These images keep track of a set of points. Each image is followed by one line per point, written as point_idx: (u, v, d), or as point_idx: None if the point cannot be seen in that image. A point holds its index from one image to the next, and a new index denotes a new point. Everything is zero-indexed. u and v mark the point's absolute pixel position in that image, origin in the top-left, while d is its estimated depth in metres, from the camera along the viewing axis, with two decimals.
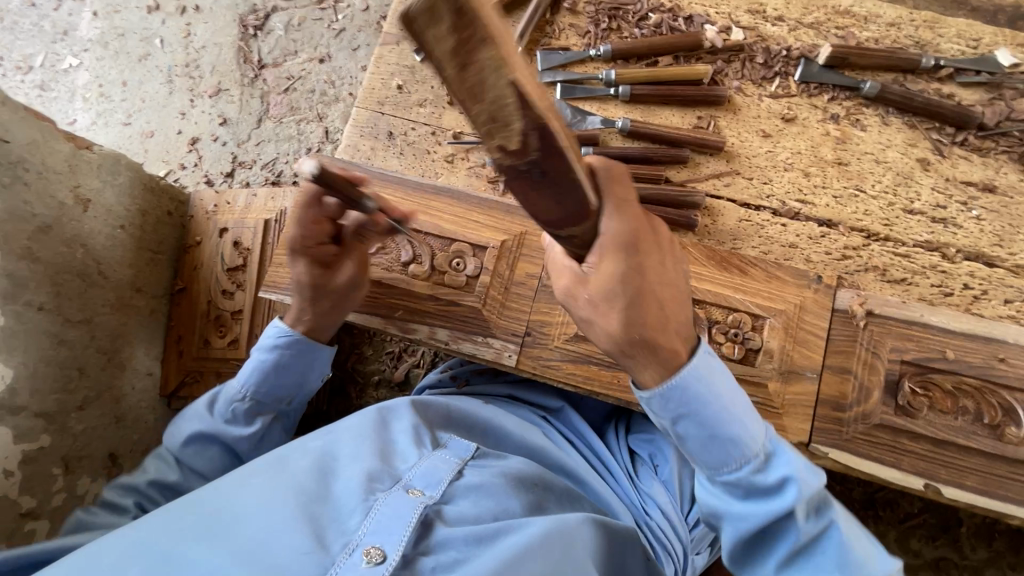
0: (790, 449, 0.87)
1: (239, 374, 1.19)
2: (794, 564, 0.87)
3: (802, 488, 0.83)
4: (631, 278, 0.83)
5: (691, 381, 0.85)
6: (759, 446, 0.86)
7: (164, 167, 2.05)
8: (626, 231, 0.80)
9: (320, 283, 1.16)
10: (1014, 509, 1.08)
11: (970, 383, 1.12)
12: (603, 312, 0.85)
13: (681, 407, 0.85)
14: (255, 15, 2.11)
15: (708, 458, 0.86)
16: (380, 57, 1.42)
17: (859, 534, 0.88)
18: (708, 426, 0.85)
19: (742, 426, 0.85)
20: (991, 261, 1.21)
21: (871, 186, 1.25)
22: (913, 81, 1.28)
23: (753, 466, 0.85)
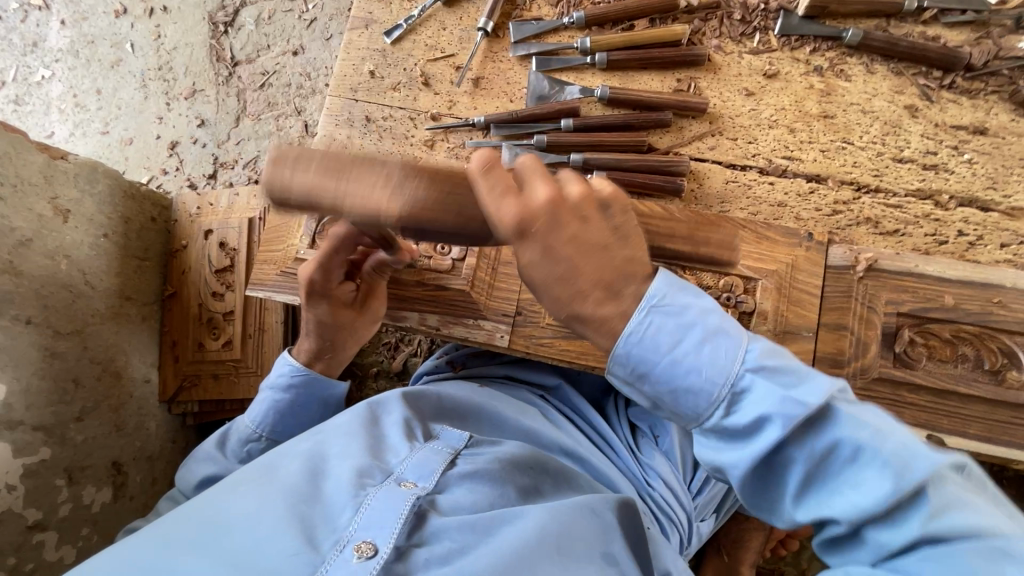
0: (771, 369, 0.70)
1: (250, 413, 1.17)
2: (811, 495, 0.70)
3: (782, 422, 0.68)
4: (553, 219, 0.72)
5: (642, 333, 0.74)
6: (723, 386, 0.72)
7: (146, 174, 2.03)
8: (513, 173, 0.72)
9: (341, 321, 1.19)
10: (1018, 453, 1.07)
11: (969, 330, 1.10)
12: (536, 258, 0.73)
13: (635, 367, 0.75)
14: (224, 11, 2.07)
15: (684, 409, 0.74)
16: (349, 42, 1.39)
17: (889, 433, 0.67)
18: (666, 380, 0.74)
19: (705, 368, 0.72)
20: (986, 205, 1.19)
21: (858, 137, 1.22)
22: (898, 26, 1.24)
23: (722, 410, 0.72)
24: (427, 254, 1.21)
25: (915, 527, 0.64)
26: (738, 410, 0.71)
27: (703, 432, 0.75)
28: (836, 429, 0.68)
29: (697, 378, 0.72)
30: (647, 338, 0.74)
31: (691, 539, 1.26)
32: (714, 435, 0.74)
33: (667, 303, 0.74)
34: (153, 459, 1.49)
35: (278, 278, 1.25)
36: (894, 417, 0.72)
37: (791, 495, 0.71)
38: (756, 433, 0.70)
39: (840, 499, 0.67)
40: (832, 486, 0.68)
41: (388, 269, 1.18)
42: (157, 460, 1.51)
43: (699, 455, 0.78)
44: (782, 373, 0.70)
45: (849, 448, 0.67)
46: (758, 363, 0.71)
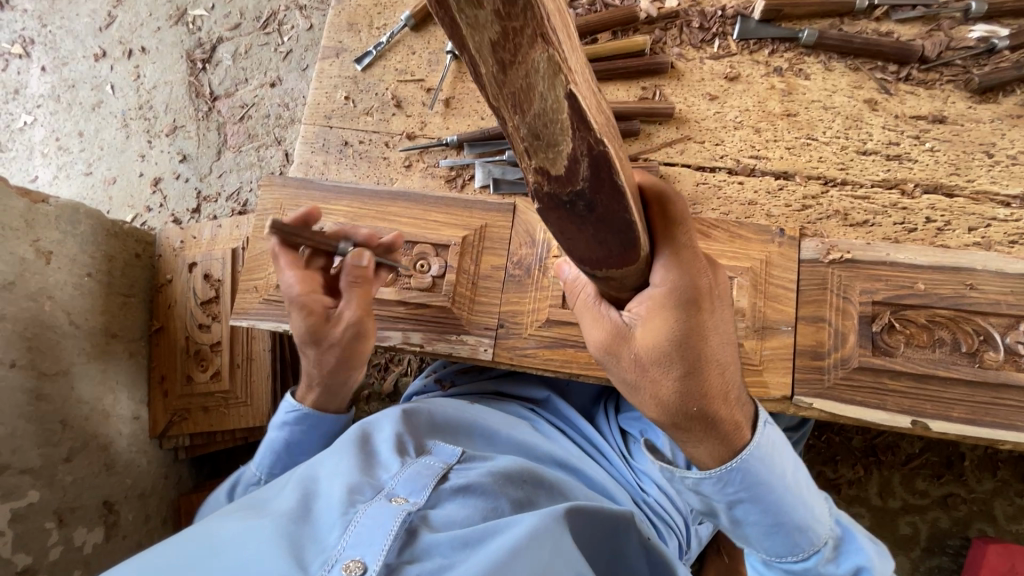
0: (859, 533, 0.84)
1: (256, 459, 1.17)
2: None
3: None
4: (688, 339, 0.75)
5: (756, 458, 0.79)
6: (826, 531, 0.82)
7: (131, 212, 2.05)
8: (681, 287, 0.75)
9: (317, 334, 1.12)
10: (1004, 434, 1.07)
11: (943, 314, 1.12)
12: (656, 376, 0.77)
13: (743, 491, 0.79)
14: (201, 48, 2.11)
15: (771, 547, 0.83)
16: (321, 71, 1.42)
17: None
18: (772, 514, 0.80)
19: (811, 511, 0.82)
20: (951, 191, 1.21)
21: (822, 133, 1.25)
22: (851, 23, 1.28)
23: (824, 555, 0.82)
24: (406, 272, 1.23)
25: None
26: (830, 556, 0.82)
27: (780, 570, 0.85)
28: None
29: (806, 516, 0.81)
30: (767, 466, 0.79)
31: (691, 543, 1.25)
32: (789, 572, 0.85)
33: (777, 436, 0.82)
34: (145, 496, 1.48)
35: (261, 306, 1.26)
36: None
37: None
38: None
39: None
40: None
41: (350, 269, 1.13)
42: (149, 497, 1.50)
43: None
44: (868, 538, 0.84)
45: None
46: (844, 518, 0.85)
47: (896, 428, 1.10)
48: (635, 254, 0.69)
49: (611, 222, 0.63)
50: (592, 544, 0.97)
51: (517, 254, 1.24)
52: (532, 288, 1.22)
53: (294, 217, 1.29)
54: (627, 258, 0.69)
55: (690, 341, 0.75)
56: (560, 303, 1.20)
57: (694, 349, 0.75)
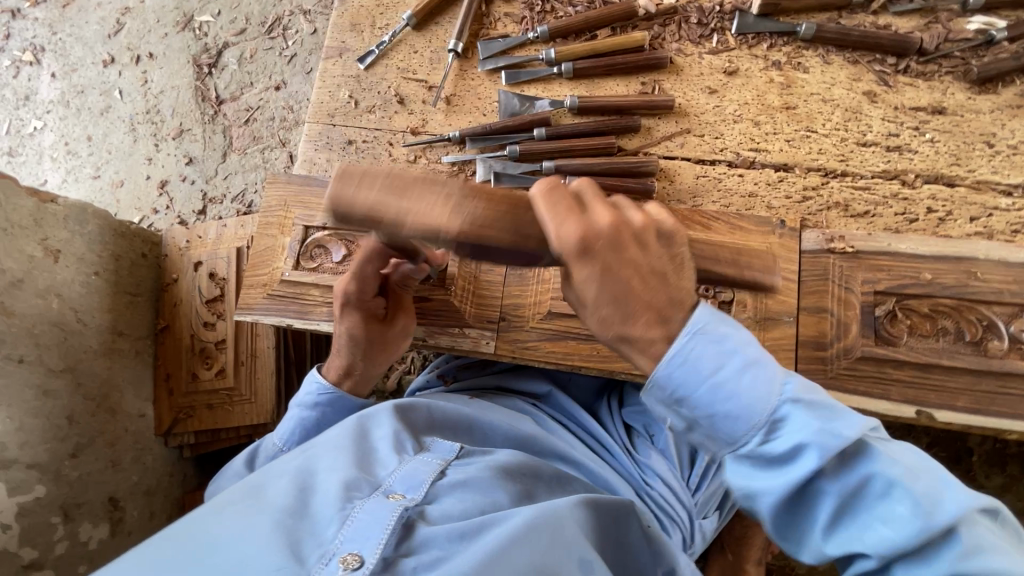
0: (808, 403, 0.73)
1: (278, 431, 1.21)
2: (840, 527, 0.73)
3: (823, 451, 0.70)
4: (613, 275, 0.76)
5: (683, 354, 0.76)
6: (762, 412, 0.73)
7: (138, 214, 2.07)
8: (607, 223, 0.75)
9: (372, 337, 1.20)
10: (1010, 423, 1.06)
11: (946, 303, 1.12)
12: (597, 307, 0.78)
13: (676, 390, 0.77)
14: (207, 53, 2.15)
15: (721, 435, 0.76)
16: (325, 71, 1.43)
17: (919, 474, 0.71)
18: (707, 404, 0.76)
19: (748, 392, 0.74)
20: (952, 181, 1.21)
21: (821, 125, 1.26)
22: (849, 17, 1.29)
23: (758, 438, 0.74)
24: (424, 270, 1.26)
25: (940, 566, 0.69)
26: (778, 436, 0.73)
27: (740, 459, 0.76)
28: (870, 464, 0.71)
29: (738, 399, 0.74)
30: (696, 362, 0.76)
31: (695, 538, 1.24)
32: (748, 460, 0.76)
33: (710, 327, 0.76)
34: (150, 494, 1.49)
35: (264, 301, 1.27)
36: (937, 465, 0.74)
37: (821, 527, 0.74)
38: (794, 458, 0.72)
39: (875, 533, 0.71)
40: (861, 520, 0.72)
41: (408, 279, 1.18)
42: (154, 495, 1.50)
43: (726, 482, 0.79)
44: (821, 408, 0.73)
45: (888, 486, 0.71)
46: (798, 395, 0.73)
47: (900, 418, 1.09)
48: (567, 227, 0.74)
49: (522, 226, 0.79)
50: (597, 538, 0.96)
51: None
52: (533, 281, 1.22)
53: (297, 213, 1.30)
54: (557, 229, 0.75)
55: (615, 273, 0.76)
56: (561, 296, 1.20)
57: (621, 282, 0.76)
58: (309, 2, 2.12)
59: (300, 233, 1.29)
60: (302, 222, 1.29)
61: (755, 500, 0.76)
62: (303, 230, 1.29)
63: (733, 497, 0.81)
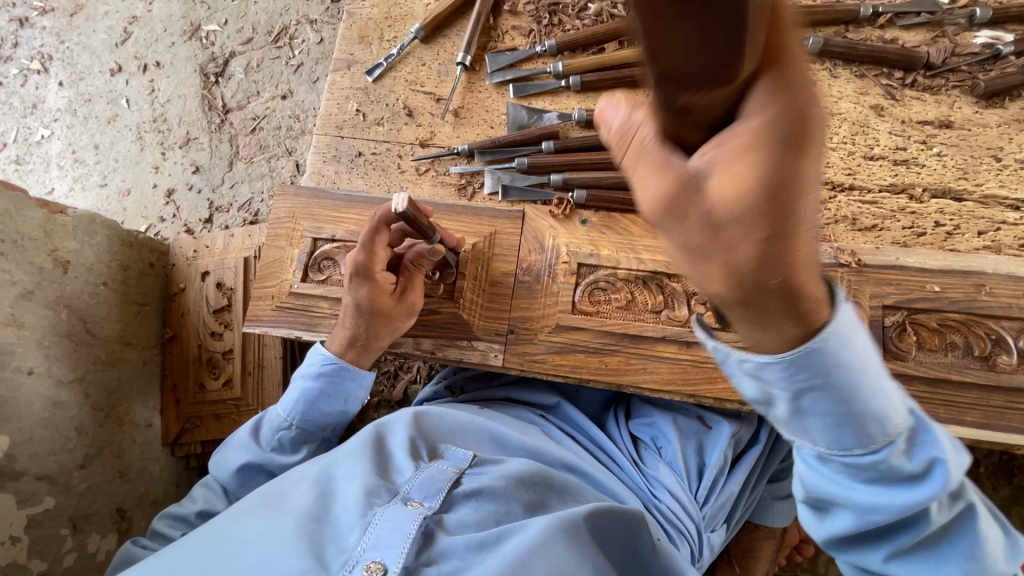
0: (941, 429, 0.69)
1: (282, 402, 1.22)
2: (913, 556, 0.77)
3: (949, 474, 0.67)
4: (786, 181, 0.45)
5: (829, 343, 0.58)
6: (899, 422, 0.65)
7: (144, 223, 2.08)
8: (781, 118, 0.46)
9: (380, 306, 1.16)
10: (1020, 438, 1.06)
11: (955, 318, 1.12)
12: (731, 240, 0.47)
13: (811, 378, 0.60)
14: (214, 62, 2.16)
15: (839, 440, 0.65)
16: (333, 83, 1.44)
17: (989, 521, 0.78)
18: (844, 401, 0.62)
19: (885, 400, 0.63)
20: (959, 195, 1.21)
21: (828, 139, 1.26)
22: (856, 31, 1.30)
23: (900, 449, 0.66)
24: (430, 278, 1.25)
25: None
26: (911, 455, 0.67)
27: (846, 471, 0.68)
28: (968, 504, 0.76)
29: (881, 407, 0.63)
30: (842, 353, 0.59)
31: (703, 551, 1.24)
32: (852, 474, 0.68)
33: (855, 318, 0.61)
34: (158, 503, 1.49)
35: (273, 313, 1.27)
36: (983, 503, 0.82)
37: (892, 551, 0.77)
38: (923, 481, 0.68)
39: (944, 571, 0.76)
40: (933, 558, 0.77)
41: (421, 258, 1.20)
42: (162, 504, 1.51)
43: (818, 490, 0.72)
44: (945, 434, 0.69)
45: (972, 527, 0.76)
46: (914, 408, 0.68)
47: None
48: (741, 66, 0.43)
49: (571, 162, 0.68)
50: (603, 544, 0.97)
51: (526, 260, 1.25)
52: (542, 294, 1.22)
53: (306, 226, 1.31)
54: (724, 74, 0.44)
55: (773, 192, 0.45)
56: (569, 308, 1.21)
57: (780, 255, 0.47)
58: (315, 11, 2.13)
59: (309, 245, 1.29)
60: (311, 234, 1.30)
61: (842, 510, 0.73)
62: (312, 242, 1.29)
63: (813, 501, 0.75)
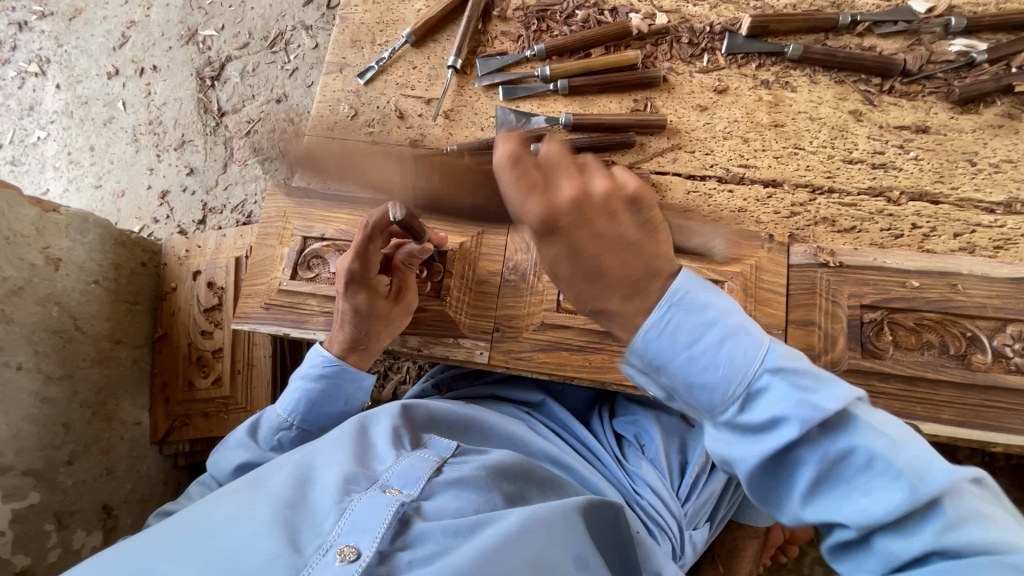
0: (791, 364, 0.71)
1: (283, 402, 1.20)
2: (824, 491, 0.71)
3: (798, 421, 0.69)
4: (575, 254, 0.74)
5: (665, 317, 0.75)
6: (742, 382, 0.72)
7: (138, 224, 2.10)
8: (565, 214, 0.72)
9: (378, 308, 1.18)
10: (994, 435, 1.08)
11: (930, 317, 1.14)
12: (556, 266, 0.77)
13: (654, 356, 0.76)
14: (211, 66, 2.19)
15: (699, 403, 0.76)
16: (325, 85, 1.46)
17: (907, 443, 0.69)
18: (688, 369, 0.75)
19: (733, 363, 0.72)
20: (936, 198, 1.24)
21: (809, 143, 1.29)
22: (835, 39, 1.34)
23: (736, 408, 0.73)
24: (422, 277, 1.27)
25: (925, 536, 0.66)
26: (754, 407, 0.72)
27: (718, 427, 0.75)
28: (850, 435, 0.69)
29: (714, 372, 0.73)
30: (669, 334, 0.75)
31: (685, 549, 1.24)
32: (726, 428, 0.75)
33: (702, 294, 0.76)
34: (145, 501, 1.49)
35: (262, 310, 1.29)
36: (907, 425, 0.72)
37: (800, 495, 0.72)
38: (772, 425, 0.71)
39: (853, 504, 0.69)
40: (845, 492, 0.70)
41: (414, 258, 1.22)
42: (149, 503, 1.51)
43: (706, 447, 0.79)
44: (799, 373, 0.71)
45: (867, 456, 0.68)
46: (779, 363, 0.71)
47: None
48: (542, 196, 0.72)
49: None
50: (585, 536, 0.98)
51: (513, 260, 1.27)
52: (527, 292, 1.24)
53: (296, 225, 1.33)
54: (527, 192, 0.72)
55: (581, 254, 0.74)
56: (554, 307, 1.22)
57: (590, 261, 0.74)
58: (311, 18, 2.17)
59: (299, 243, 1.31)
60: (301, 233, 1.32)
61: (734, 467, 0.76)
62: (302, 241, 1.31)
63: (716, 463, 0.80)
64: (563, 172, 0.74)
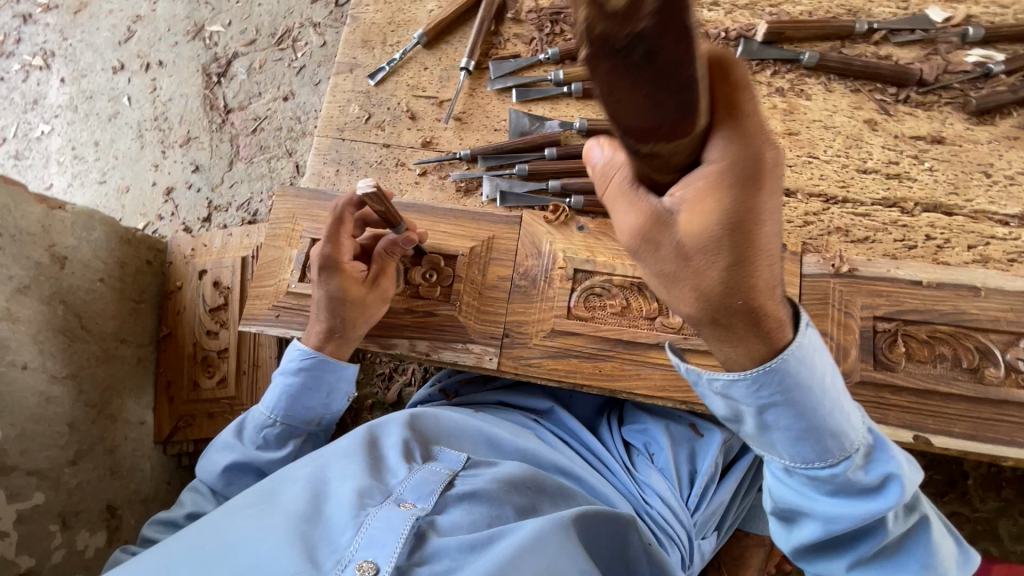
0: (895, 449, 0.82)
1: (265, 400, 1.20)
2: (874, 562, 0.86)
3: (904, 486, 0.79)
4: (746, 226, 0.67)
5: (795, 361, 0.75)
6: (862, 438, 0.80)
7: (142, 220, 2.09)
8: (740, 162, 0.64)
9: (350, 292, 1.16)
10: (1005, 450, 1.08)
11: (943, 330, 1.14)
12: (699, 269, 0.71)
13: (778, 392, 0.76)
14: (217, 62, 2.17)
15: (800, 454, 0.80)
16: (335, 86, 1.45)
17: (945, 537, 0.88)
18: (811, 417, 0.77)
19: (847, 417, 0.79)
20: (949, 210, 1.23)
21: (823, 152, 1.28)
22: (851, 47, 1.33)
23: (855, 462, 0.79)
24: (416, 281, 1.26)
25: None
26: (870, 468, 0.80)
27: (806, 480, 0.82)
28: (920, 509, 0.86)
29: (839, 419, 0.78)
30: (805, 366, 0.76)
31: (694, 558, 1.22)
32: (813, 485, 0.82)
33: (818, 339, 0.78)
34: (148, 502, 1.49)
35: (270, 312, 1.28)
36: (942, 518, 0.94)
37: (854, 557, 0.86)
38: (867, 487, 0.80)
39: (906, 573, 0.85)
40: (899, 562, 0.85)
41: (396, 247, 1.21)
42: (152, 503, 1.50)
43: (784, 497, 0.85)
44: (897, 450, 0.83)
45: (924, 535, 0.86)
46: (875, 429, 0.83)
47: (898, 442, 1.11)
48: (691, 125, 0.57)
49: (663, 83, 0.51)
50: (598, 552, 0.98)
51: (523, 265, 1.26)
52: (538, 298, 1.23)
53: (305, 226, 1.32)
54: (677, 132, 0.58)
55: (740, 229, 0.67)
56: (565, 314, 1.22)
57: (744, 267, 0.69)
58: (320, 15, 2.15)
59: (308, 245, 1.30)
60: (309, 235, 1.31)
61: (805, 517, 0.85)
62: (311, 242, 1.30)
63: (781, 510, 0.87)
64: (723, 76, 0.62)
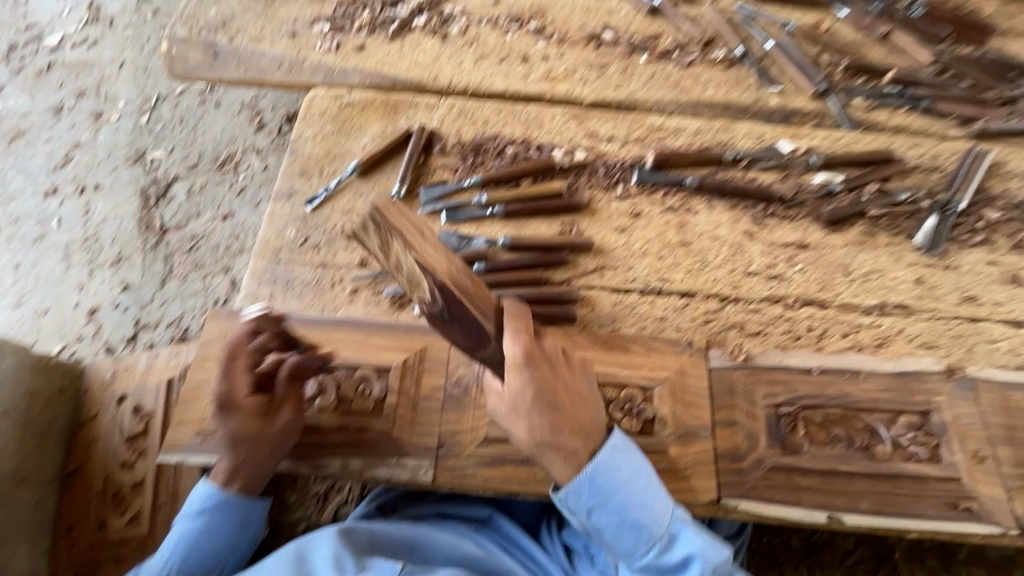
0: (696, 532, 1.13)
1: (166, 548, 1.24)
2: None
3: (701, 564, 1.11)
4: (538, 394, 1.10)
5: (598, 474, 1.11)
6: (664, 529, 1.12)
7: (60, 343, 1.99)
8: (525, 357, 1.09)
9: (254, 430, 1.19)
10: (908, 523, 1.19)
11: (835, 413, 1.28)
12: (522, 422, 1.12)
13: (591, 499, 1.12)
14: (156, 186, 2.24)
15: (623, 542, 1.14)
16: (272, 211, 1.54)
17: None
18: (615, 515, 1.12)
19: (650, 514, 1.12)
20: (823, 303, 1.43)
21: (713, 259, 1.48)
22: (724, 172, 1.59)
23: (658, 548, 1.12)
24: (348, 396, 1.28)
25: None
26: (671, 549, 1.12)
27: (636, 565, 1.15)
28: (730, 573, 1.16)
29: (642, 516, 1.12)
30: (612, 478, 1.11)
31: None
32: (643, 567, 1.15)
33: (622, 458, 1.12)
34: None
35: (194, 438, 1.24)
36: None
37: None
38: (683, 567, 1.13)
39: None
40: None
41: (299, 370, 1.24)
42: None
43: None
44: (706, 535, 1.13)
45: None
46: (687, 518, 1.13)
47: (814, 524, 1.19)
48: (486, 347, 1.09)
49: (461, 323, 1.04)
50: None
51: (455, 374, 1.31)
52: (470, 406, 1.28)
53: None
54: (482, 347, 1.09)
55: (540, 394, 1.11)
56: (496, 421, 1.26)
57: (547, 409, 1.11)
58: (262, 142, 2.30)
59: None
60: None
61: None
62: None
63: None
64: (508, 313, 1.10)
